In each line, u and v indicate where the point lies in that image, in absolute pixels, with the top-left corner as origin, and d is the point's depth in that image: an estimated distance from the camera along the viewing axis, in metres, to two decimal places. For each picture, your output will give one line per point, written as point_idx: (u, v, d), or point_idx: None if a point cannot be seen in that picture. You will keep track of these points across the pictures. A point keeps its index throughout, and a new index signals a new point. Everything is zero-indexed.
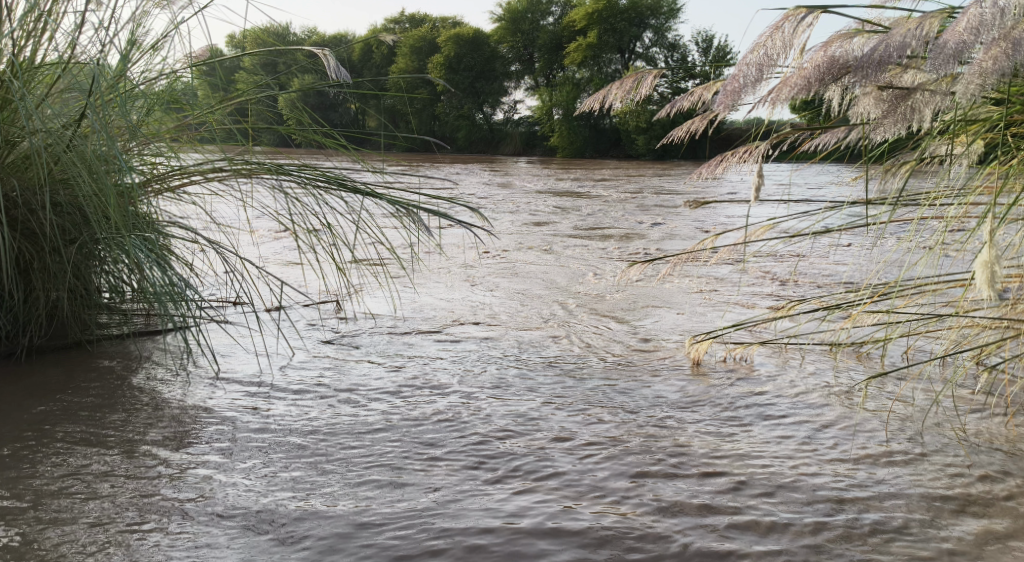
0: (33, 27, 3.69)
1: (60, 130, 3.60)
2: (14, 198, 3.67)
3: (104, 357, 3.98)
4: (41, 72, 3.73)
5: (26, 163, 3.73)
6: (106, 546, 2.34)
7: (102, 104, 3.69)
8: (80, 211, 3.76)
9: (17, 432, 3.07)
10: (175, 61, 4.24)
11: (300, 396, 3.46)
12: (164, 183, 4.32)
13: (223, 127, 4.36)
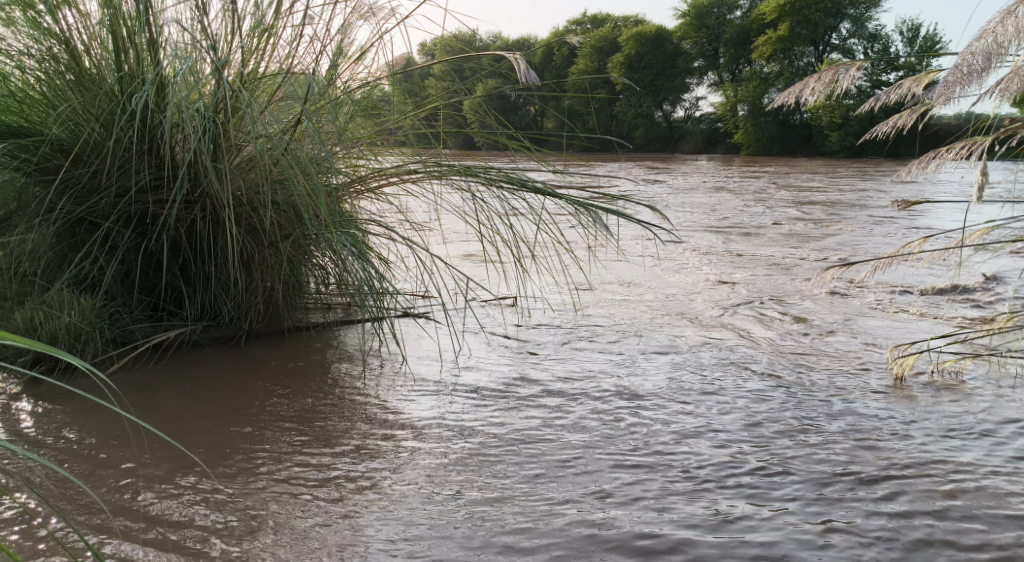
0: (256, 41, 4.01)
1: (280, 135, 3.88)
2: (240, 197, 3.98)
3: (311, 344, 4.26)
4: (263, 82, 4.04)
5: (251, 165, 4.02)
6: (317, 519, 2.55)
7: (316, 110, 3.94)
8: (295, 210, 4.03)
9: (239, 410, 3.33)
10: (376, 70, 4.50)
11: (484, 389, 3.62)
12: (365, 184, 4.57)
13: (420, 128, 4.57)
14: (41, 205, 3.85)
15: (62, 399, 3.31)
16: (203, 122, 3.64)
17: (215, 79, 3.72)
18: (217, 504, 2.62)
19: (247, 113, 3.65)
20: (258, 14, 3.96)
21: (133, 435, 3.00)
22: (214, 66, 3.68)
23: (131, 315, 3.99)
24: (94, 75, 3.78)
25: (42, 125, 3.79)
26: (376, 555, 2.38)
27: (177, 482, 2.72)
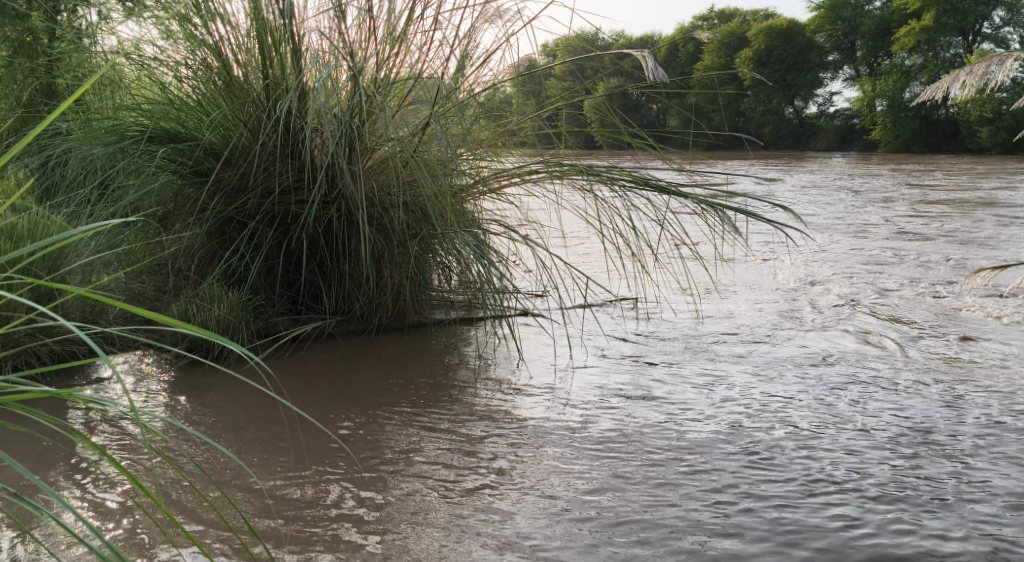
0: (391, 47, 4.25)
1: (409, 138, 4.10)
2: (373, 198, 4.23)
3: (434, 338, 4.49)
4: (394, 87, 4.28)
5: (382, 167, 4.26)
6: (435, 496, 2.76)
7: (444, 114, 4.18)
8: (422, 210, 4.26)
9: (368, 398, 3.60)
10: (498, 74, 4.69)
11: (596, 385, 3.77)
12: (488, 185, 4.74)
13: (541, 129, 4.71)
14: (195, 205, 4.20)
15: (216, 383, 3.63)
16: (340, 127, 3.90)
17: (352, 85, 3.98)
18: (353, 485, 2.83)
19: (382, 117, 3.88)
20: (392, 21, 4.14)
21: (273, 420, 3.28)
22: (351, 72, 3.89)
23: (273, 310, 4.34)
24: (242, 82, 4.04)
25: (196, 130, 4.10)
26: (501, 537, 2.53)
27: (312, 461, 2.98)
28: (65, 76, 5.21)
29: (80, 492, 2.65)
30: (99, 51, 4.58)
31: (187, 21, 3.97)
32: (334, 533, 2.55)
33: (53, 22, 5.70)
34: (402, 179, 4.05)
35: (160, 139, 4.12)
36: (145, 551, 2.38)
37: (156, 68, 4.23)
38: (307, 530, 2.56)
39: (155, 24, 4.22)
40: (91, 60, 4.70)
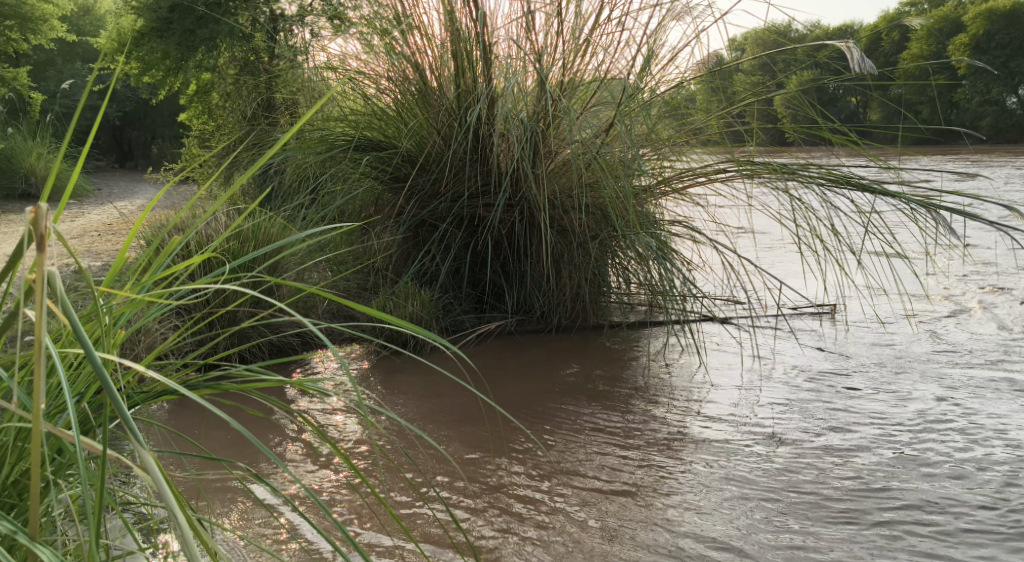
0: (580, 46, 4.17)
1: (591, 141, 4.09)
2: (556, 201, 4.30)
3: (612, 340, 4.55)
4: (581, 87, 4.29)
5: (565, 169, 4.28)
6: (601, 493, 2.91)
7: (627, 115, 4.00)
8: (602, 211, 4.30)
9: (546, 398, 3.77)
10: (686, 73, 4.30)
11: (776, 392, 3.79)
12: (671, 184, 4.44)
13: (729, 130, 4.33)
14: (392, 208, 4.58)
15: (410, 376, 3.96)
16: (525, 131, 4.04)
17: (538, 88, 4.09)
18: (531, 475, 3.06)
19: (566, 119, 3.94)
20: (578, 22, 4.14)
21: (455, 417, 3.52)
22: (537, 76, 4.01)
23: (460, 307, 4.65)
24: (436, 92, 4.30)
25: (395, 138, 4.46)
26: (669, 531, 2.68)
27: (490, 457, 3.19)
28: (285, 91, 5.72)
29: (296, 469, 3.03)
30: (313, 68, 5.00)
31: (386, 35, 4.27)
32: (512, 517, 2.77)
33: (274, 41, 6.24)
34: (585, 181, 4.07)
35: (363, 148, 4.49)
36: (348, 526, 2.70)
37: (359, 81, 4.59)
38: (487, 513, 2.79)
39: (359, 39, 4.53)
40: (305, 76, 5.14)
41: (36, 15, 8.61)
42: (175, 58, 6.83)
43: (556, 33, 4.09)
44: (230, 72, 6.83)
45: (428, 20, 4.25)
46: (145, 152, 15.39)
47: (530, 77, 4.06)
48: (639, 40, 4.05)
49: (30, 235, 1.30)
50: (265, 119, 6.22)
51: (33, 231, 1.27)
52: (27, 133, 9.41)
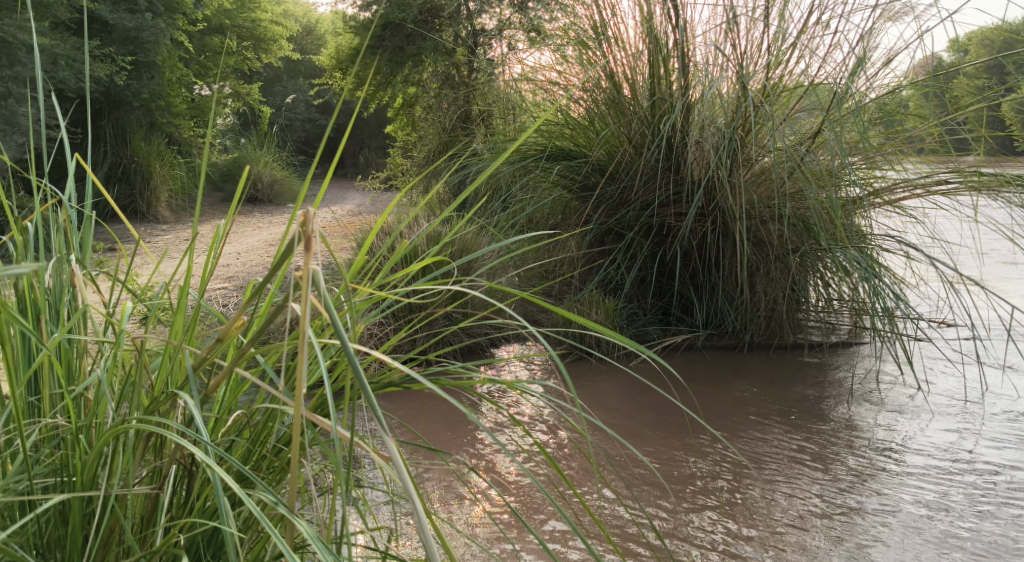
0: (783, 52, 3.88)
1: (794, 148, 3.80)
2: (754, 212, 3.96)
3: (810, 363, 4.12)
4: (784, 94, 3.95)
5: (764, 177, 3.96)
6: (800, 518, 2.69)
7: (836, 121, 3.71)
8: (805, 223, 3.95)
9: (739, 418, 3.51)
10: (901, 78, 3.94)
11: (1001, 428, 3.38)
12: (888, 197, 4.04)
13: (950, 136, 3.87)
14: (581, 217, 4.40)
15: (591, 381, 3.80)
16: (723, 138, 3.80)
17: (738, 93, 3.83)
18: (721, 487, 2.88)
19: (768, 125, 3.71)
20: (785, 24, 3.90)
21: (639, 432, 3.29)
22: (738, 80, 3.82)
23: (644, 316, 4.39)
24: (631, 101, 4.14)
25: (586, 147, 4.29)
26: None
27: (680, 470, 2.99)
28: (483, 103, 5.77)
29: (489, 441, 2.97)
30: (507, 80, 5.00)
31: (585, 47, 4.22)
32: (704, 531, 2.61)
33: (474, 55, 6.34)
34: (786, 191, 3.79)
35: (555, 156, 4.34)
36: (535, 499, 2.61)
37: (551, 90, 4.47)
38: (675, 524, 2.64)
39: (554, 50, 4.47)
40: (502, 89, 5.16)
41: (269, 36, 9.23)
42: (384, 73, 7.09)
43: (761, 37, 3.87)
44: (433, 86, 7.00)
45: (624, 29, 4.11)
46: (354, 162, 16.18)
47: (730, 80, 3.86)
48: (851, 43, 3.76)
49: (300, 237, 1.21)
50: (465, 131, 6.32)
51: (305, 225, 1.19)
52: (254, 142, 10.09)
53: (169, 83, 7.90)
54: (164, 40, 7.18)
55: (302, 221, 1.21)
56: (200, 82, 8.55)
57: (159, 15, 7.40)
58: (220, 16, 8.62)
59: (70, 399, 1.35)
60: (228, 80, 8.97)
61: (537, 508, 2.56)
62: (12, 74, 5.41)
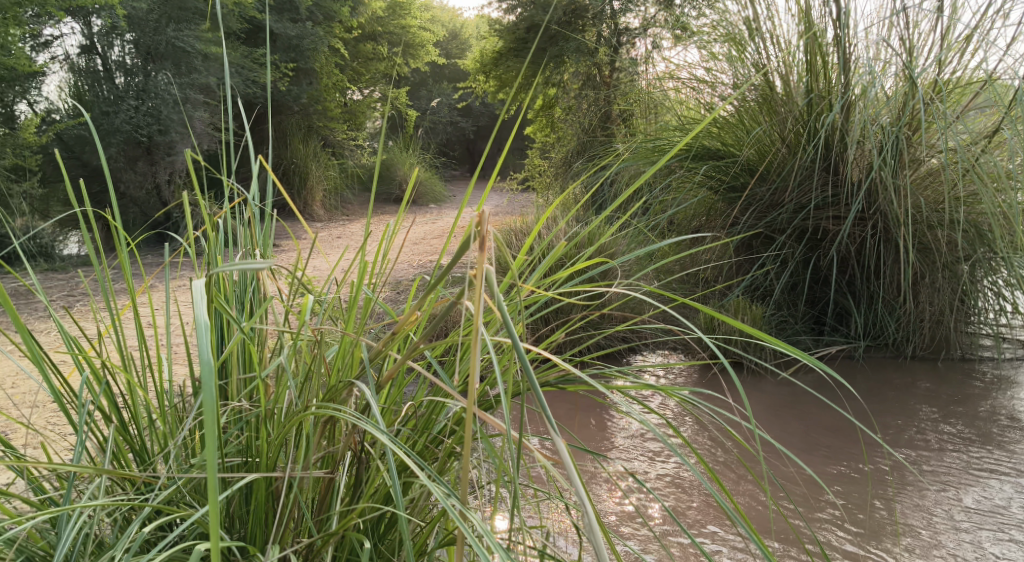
0: (958, 46, 3.69)
1: (968, 147, 3.65)
2: (923, 215, 3.74)
3: (980, 374, 3.82)
4: (957, 91, 3.74)
5: (933, 178, 3.75)
6: (966, 538, 2.59)
7: (1015, 119, 3.50)
8: (977, 228, 3.74)
9: (903, 433, 3.27)
10: None
11: None
12: None
13: None
14: (726, 220, 4.16)
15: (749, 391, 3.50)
16: (887, 138, 3.63)
17: (907, 89, 3.65)
18: (876, 491, 2.83)
19: (939, 124, 3.53)
20: (958, 17, 3.69)
21: (795, 444, 3.10)
22: (905, 73, 3.67)
23: (795, 325, 4.08)
24: (785, 99, 3.94)
25: (735, 147, 4.07)
26: None
27: (838, 476, 2.90)
28: (625, 103, 5.71)
29: (640, 440, 3.00)
30: (651, 80, 4.93)
31: (738, 44, 4.11)
32: (856, 537, 2.58)
33: (618, 56, 6.29)
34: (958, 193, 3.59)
35: (701, 157, 4.15)
36: (685, 497, 2.63)
37: (703, 88, 4.29)
38: (826, 528, 2.62)
39: (702, 47, 4.33)
40: (645, 88, 5.09)
41: (417, 41, 9.47)
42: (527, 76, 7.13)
43: (932, 32, 3.70)
44: (574, 87, 6.97)
45: (779, 24, 3.95)
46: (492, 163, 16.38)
47: (897, 76, 3.70)
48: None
49: (475, 237, 1.42)
50: (606, 132, 6.29)
51: (479, 225, 1.43)
52: (398, 145, 10.35)
53: (327, 88, 8.22)
54: (322, 47, 7.55)
55: (477, 223, 1.43)
56: (352, 87, 8.86)
57: (317, 23, 7.77)
58: (372, 23, 8.92)
59: (262, 383, 1.54)
60: (378, 84, 9.25)
61: (686, 505, 2.59)
62: (190, 81, 5.81)
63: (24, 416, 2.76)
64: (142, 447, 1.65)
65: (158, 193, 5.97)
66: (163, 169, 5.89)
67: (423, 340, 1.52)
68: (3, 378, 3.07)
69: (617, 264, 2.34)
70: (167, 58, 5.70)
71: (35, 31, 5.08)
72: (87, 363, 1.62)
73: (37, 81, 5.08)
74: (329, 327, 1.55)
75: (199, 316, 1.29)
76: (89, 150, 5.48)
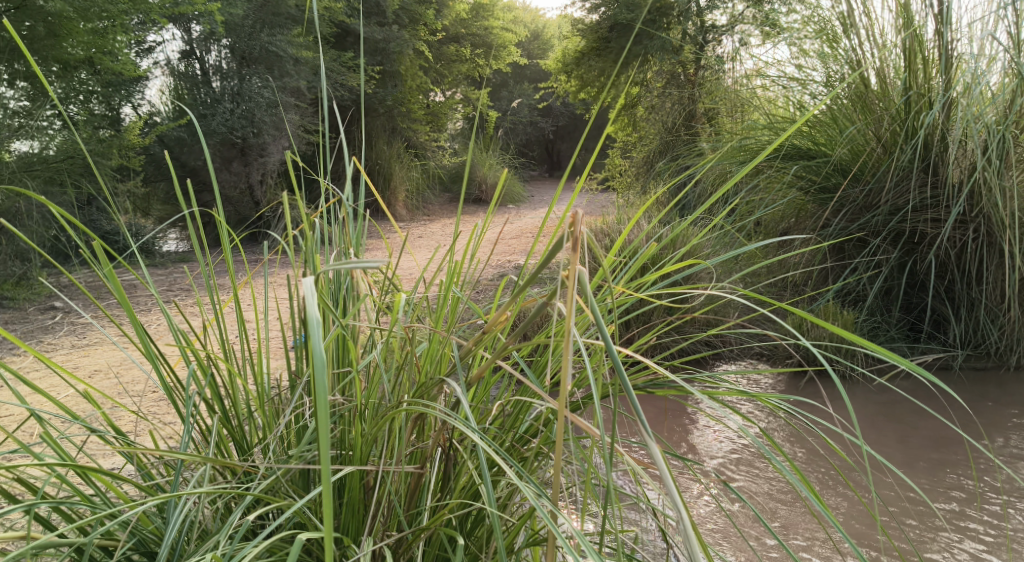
0: None
1: None
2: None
3: None
4: None
5: None
6: None
7: None
8: None
9: (1005, 442, 3.17)
10: None
11: None
12: None
13: None
14: (816, 222, 4.05)
15: (853, 400, 3.38)
16: (991, 137, 3.52)
17: (1013, 87, 3.54)
18: (972, 499, 2.76)
19: None
20: None
21: (891, 451, 3.03)
22: (1013, 69, 3.55)
23: (889, 331, 3.93)
24: (880, 97, 3.81)
25: (827, 146, 3.95)
26: None
27: (934, 484, 2.83)
28: (711, 101, 5.64)
29: (727, 443, 2.99)
30: (738, 78, 4.85)
31: (832, 42, 4.01)
32: (951, 546, 2.52)
33: (704, 54, 6.21)
34: None
35: (791, 156, 4.04)
36: (774, 501, 2.63)
37: (794, 88, 4.15)
38: (920, 536, 2.57)
39: (792, 44, 4.22)
40: (731, 86, 5.01)
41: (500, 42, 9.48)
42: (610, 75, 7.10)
43: None
44: (657, 86, 6.89)
45: (875, 21, 3.85)
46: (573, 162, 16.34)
47: (1003, 72, 3.58)
48: None
49: (567, 238, 1.44)
50: (690, 132, 6.23)
51: (572, 226, 1.44)
52: (480, 145, 10.41)
53: (411, 90, 8.33)
54: (408, 50, 7.69)
55: (570, 223, 1.44)
56: (436, 88, 8.96)
57: (404, 26, 7.90)
58: (456, 25, 9.00)
59: (356, 378, 1.59)
60: (461, 86, 9.34)
61: (775, 508, 2.58)
62: (282, 84, 5.97)
63: (132, 403, 2.89)
64: (243, 437, 1.72)
65: (251, 193, 6.14)
66: (256, 170, 6.03)
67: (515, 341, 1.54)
68: (111, 367, 3.21)
69: (709, 266, 2.31)
70: (260, 63, 5.89)
71: (141, 38, 5.31)
72: (193, 355, 1.70)
73: (140, 85, 5.41)
74: (424, 326, 1.59)
75: (309, 313, 1.34)
76: (188, 151, 5.68)
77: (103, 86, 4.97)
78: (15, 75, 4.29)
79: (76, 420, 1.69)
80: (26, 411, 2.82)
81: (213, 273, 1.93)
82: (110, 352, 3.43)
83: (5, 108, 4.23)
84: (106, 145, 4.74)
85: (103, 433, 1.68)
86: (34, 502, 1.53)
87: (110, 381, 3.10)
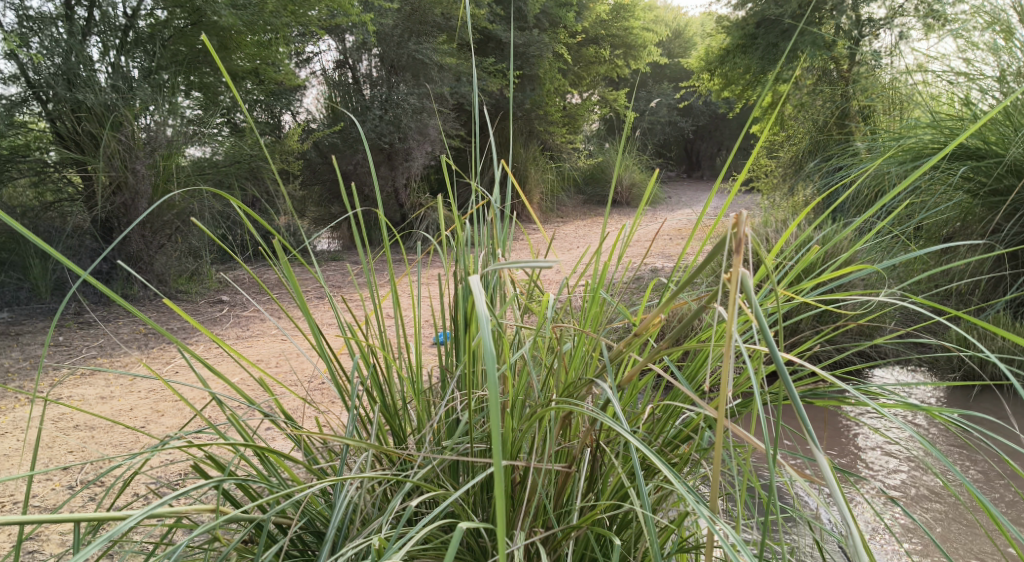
0: None
1: None
2: None
3: None
4: None
5: None
6: None
7: None
8: None
9: None
10: None
11: None
12: None
13: None
14: (986, 227, 3.83)
15: None
16: None
17: None
18: None
19: None
20: None
21: None
22: None
23: None
24: None
25: (1000, 146, 3.68)
26: None
27: None
28: (863, 99, 5.41)
29: (886, 452, 2.90)
30: (894, 74, 4.63)
31: (1008, 34, 3.78)
32: None
33: (856, 49, 5.96)
34: None
35: (959, 158, 3.81)
36: (939, 516, 2.54)
37: (963, 84, 3.92)
38: None
39: (959, 38, 4.00)
40: (885, 82, 4.78)
41: (639, 43, 9.13)
42: (756, 72, 6.84)
43: None
44: (807, 83, 6.47)
45: None
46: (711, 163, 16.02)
47: None
48: None
49: (730, 240, 1.42)
50: (842, 132, 6.01)
51: (737, 227, 1.42)
52: (619, 147, 10.35)
53: (551, 93, 8.37)
54: (548, 53, 7.73)
55: (734, 226, 1.43)
56: (572, 91, 9.02)
57: (545, 31, 7.96)
58: (596, 27, 8.95)
59: (509, 373, 1.62)
60: (600, 87, 9.31)
61: (939, 519, 2.52)
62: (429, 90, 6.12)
63: (296, 391, 3.03)
64: (400, 427, 1.78)
65: (397, 195, 6.32)
66: (401, 173, 6.23)
67: (669, 344, 1.54)
68: (275, 358, 3.38)
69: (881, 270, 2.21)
70: (408, 70, 6.06)
71: (300, 49, 5.55)
72: (356, 345, 1.76)
73: (299, 94, 5.66)
74: (575, 327, 1.61)
75: (478, 309, 1.40)
76: (343, 156, 5.89)
77: (266, 95, 5.24)
78: (191, 86, 4.60)
79: (252, 405, 1.78)
80: (202, 396, 3.01)
81: (372, 268, 2.00)
82: (273, 342, 3.61)
83: (182, 117, 4.48)
84: (270, 149, 5.00)
85: (276, 417, 1.77)
86: (223, 477, 1.63)
87: (275, 371, 3.26)
